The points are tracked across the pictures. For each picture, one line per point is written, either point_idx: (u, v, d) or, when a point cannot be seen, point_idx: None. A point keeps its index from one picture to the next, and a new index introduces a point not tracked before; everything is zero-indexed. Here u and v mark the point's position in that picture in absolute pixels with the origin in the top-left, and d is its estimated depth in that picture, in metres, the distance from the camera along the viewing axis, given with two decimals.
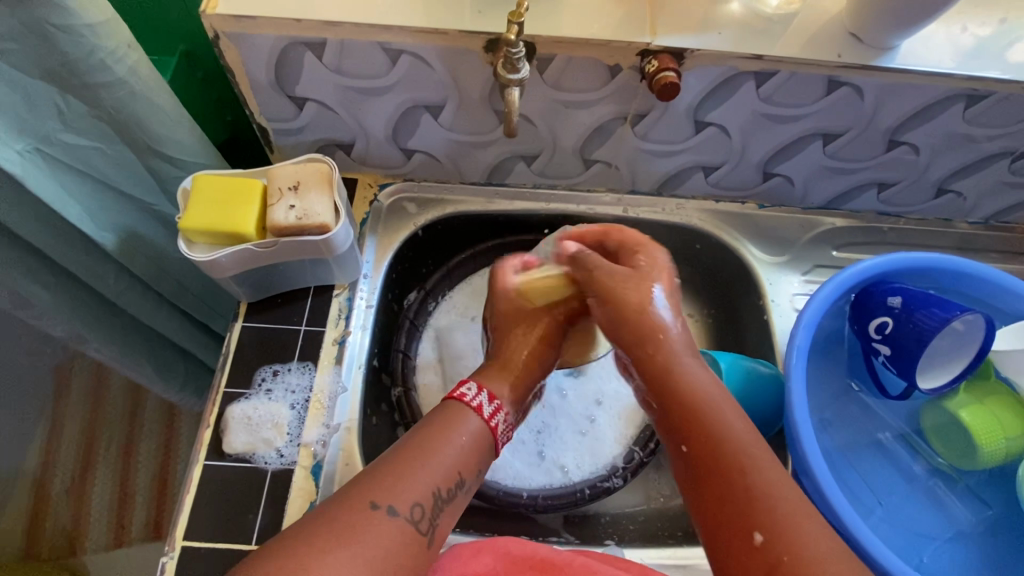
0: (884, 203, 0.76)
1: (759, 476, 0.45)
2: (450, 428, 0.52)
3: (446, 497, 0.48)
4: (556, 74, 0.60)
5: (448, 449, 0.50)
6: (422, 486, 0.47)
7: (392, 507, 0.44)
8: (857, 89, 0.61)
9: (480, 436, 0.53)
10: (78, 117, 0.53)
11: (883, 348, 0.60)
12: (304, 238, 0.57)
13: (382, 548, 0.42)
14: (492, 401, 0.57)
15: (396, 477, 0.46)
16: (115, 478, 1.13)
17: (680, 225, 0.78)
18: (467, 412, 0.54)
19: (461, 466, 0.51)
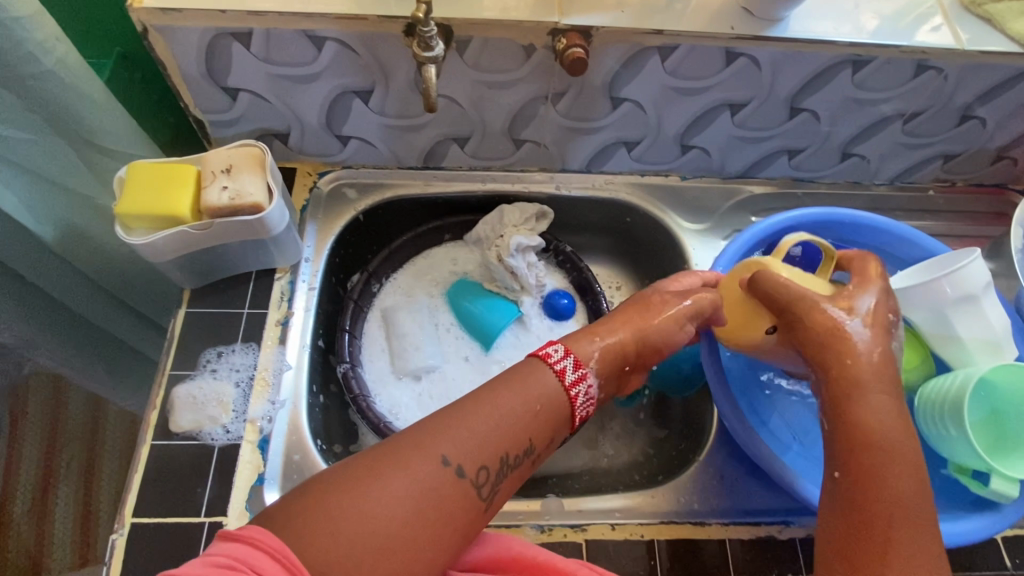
0: (797, 169, 0.82)
1: (885, 475, 0.46)
2: (529, 391, 0.50)
3: (515, 464, 0.47)
4: (475, 55, 0.64)
5: (524, 416, 0.49)
6: (498, 450, 0.47)
7: (461, 466, 0.44)
8: (753, 59, 0.66)
9: (555, 400, 0.51)
10: (8, 108, 0.54)
11: None
12: (238, 218, 0.59)
13: (443, 506, 0.43)
14: (578, 370, 0.53)
15: (474, 435, 0.46)
16: (78, 499, 1.11)
17: (610, 199, 0.82)
18: (547, 371, 0.52)
19: (534, 433, 0.49)
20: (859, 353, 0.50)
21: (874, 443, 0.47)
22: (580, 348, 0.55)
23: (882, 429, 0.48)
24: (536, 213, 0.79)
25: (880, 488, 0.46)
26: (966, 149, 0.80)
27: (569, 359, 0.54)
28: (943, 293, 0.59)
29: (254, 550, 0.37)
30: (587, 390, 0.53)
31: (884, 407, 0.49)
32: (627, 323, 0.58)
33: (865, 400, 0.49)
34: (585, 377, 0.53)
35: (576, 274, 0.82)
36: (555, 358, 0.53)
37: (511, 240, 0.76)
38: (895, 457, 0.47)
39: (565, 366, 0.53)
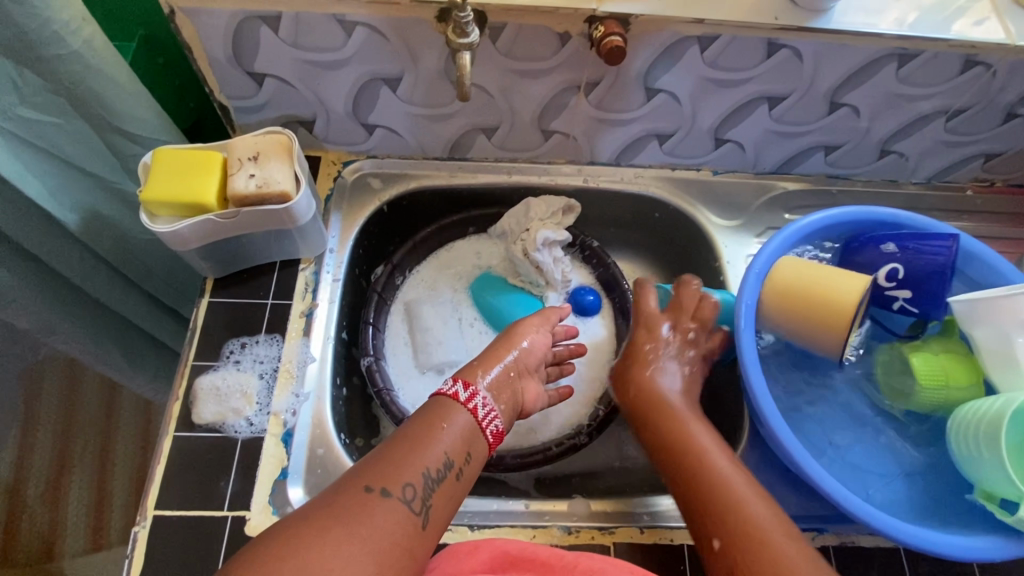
0: (832, 165, 0.80)
1: (720, 472, 0.53)
2: (437, 420, 0.52)
3: (438, 478, 0.49)
4: (509, 42, 0.62)
5: (439, 437, 0.51)
6: (417, 470, 0.48)
7: (384, 489, 0.46)
8: (796, 51, 0.63)
9: (468, 430, 0.53)
10: (34, 91, 0.53)
11: (900, 293, 0.62)
12: (265, 207, 0.58)
13: (380, 529, 0.43)
14: (469, 387, 0.56)
15: (389, 464, 0.48)
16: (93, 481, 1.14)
17: (639, 193, 0.80)
18: (459, 409, 0.54)
19: (451, 450, 0.51)
20: (651, 381, 0.62)
21: (693, 456, 0.55)
22: (471, 376, 0.58)
23: (712, 446, 0.56)
24: (564, 207, 0.76)
25: (722, 488, 0.52)
26: (1010, 148, 0.77)
27: (457, 383, 0.56)
28: (1013, 314, 0.56)
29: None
30: (485, 400, 0.56)
31: (709, 432, 0.58)
32: (494, 353, 0.61)
33: (688, 425, 0.58)
34: (477, 391, 0.56)
35: (603, 271, 0.80)
36: (446, 388, 0.56)
37: (538, 234, 0.74)
38: (724, 465, 0.54)
39: (455, 389, 0.55)
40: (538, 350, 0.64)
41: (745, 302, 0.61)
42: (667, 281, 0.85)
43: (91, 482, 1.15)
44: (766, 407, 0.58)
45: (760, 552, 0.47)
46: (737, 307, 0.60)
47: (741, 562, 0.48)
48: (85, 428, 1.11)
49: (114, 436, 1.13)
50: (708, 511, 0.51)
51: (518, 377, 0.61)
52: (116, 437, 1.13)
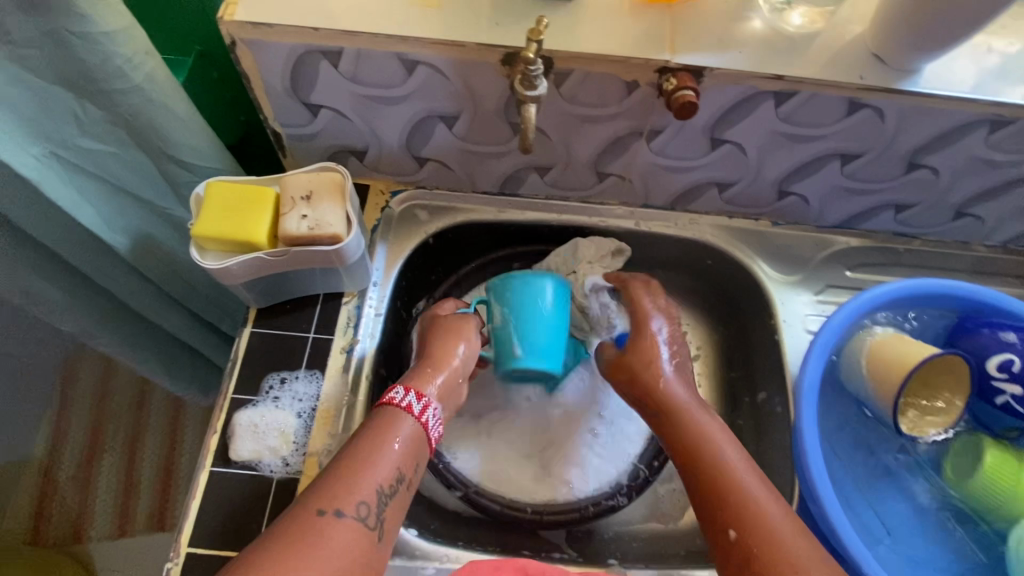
0: (901, 223, 0.75)
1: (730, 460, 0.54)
2: (388, 436, 0.52)
3: (391, 492, 0.50)
4: (573, 88, 0.59)
5: (389, 449, 0.51)
6: (367, 487, 0.49)
7: (339, 510, 0.47)
8: (878, 111, 0.60)
9: (415, 437, 0.53)
10: (94, 122, 0.52)
11: (1009, 388, 0.57)
12: (316, 247, 0.57)
13: (336, 550, 0.45)
14: (421, 398, 0.56)
15: (338, 483, 0.48)
16: (122, 467, 1.17)
17: (693, 240, 0.77)
18: (408, 422, 0.54)
19: (403, 464, 0.51)
20: (668, 381, 0.59)
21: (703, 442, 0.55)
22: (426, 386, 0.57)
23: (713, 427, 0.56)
24: (614, 251, 0.74)
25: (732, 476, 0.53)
26: None
27: (410, 394, 0.55)
28: None
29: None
30: (435, 412, 0.56)
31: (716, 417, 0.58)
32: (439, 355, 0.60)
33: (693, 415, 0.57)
34: (430, 403, 0.56)
35: None
36: (399, 400, 0.55)
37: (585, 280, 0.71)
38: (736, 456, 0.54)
39: (408, 401, 0.55)
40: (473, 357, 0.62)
41: (807, 379, 0.60)
42: (714, 330, 0.82)
43: (119, 470, 1.17)
44: (820, 487, 0.57)
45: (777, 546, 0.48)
46: (799, 384, 0.60)
47: (757, 555, 0.48)
48: (118, 415, 1.14)
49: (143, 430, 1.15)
50: (718, 499, 0.52)
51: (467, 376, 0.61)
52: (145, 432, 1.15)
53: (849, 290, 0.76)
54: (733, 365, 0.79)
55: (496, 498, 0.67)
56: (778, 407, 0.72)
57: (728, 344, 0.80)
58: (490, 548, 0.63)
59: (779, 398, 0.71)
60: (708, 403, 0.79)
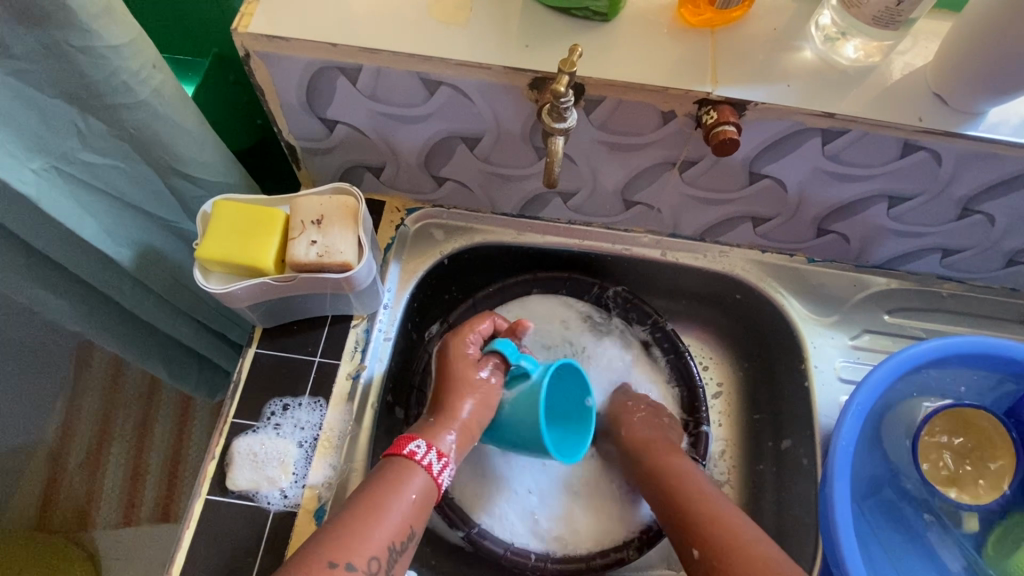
0: (947, 267, 0.70)
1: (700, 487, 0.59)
2: (403, 486, 0.51)
3: (401, 550, 0.49)
4: (604, 115, 0.56)
5: (403, 501, 0.50)
6: (379, 541, 0.48)
7: (350, 563, 0.46)
8: (935, 154, 0.55)
9: (425, 491, 0.53)
10: (97, 135, 0.50)
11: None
12: (325, 275, 0.54)
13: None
14: (442, 458, 0.54)
15: (352, 532, 0.47)
16: (129, 455, 1.14)
17: (722, 273, 0.73)
18: (419, 472, 0.52)
19: (414, 520, 0.51)
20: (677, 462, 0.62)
21: (676, 476, 0.60)
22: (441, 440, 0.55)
23: (689, 467, 0.62)
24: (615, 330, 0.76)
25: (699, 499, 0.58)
26: None
27: (433, 452, 0.54)
28: None
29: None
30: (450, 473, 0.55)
31: (686, 457, 0.63)
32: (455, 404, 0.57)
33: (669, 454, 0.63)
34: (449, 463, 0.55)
35: (674, 358, 0.73)
36: (419, 455, 0.53)
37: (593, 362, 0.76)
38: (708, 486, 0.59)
39: (428, 459, 0.53)
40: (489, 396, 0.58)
41: (842, 441, 0.56)
42: (737, 366, 0.78)
43: (127, 457, 1.14)
44: (850, 560, 0.53)
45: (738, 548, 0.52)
46: (833, 447, 0.56)
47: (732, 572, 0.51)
48: (128, 403, 1.15)
49: (153, 418, 1.15)
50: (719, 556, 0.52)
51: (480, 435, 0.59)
52: (155, 420, 1.15)
53: (887, 336, 0.71)
54: (757, 406, 0.75)
55: (501, 541, 0.63)
56: (804, 457, 0.68)
57: (752, 382, 0.76)
58: None
59: (805, 449, 0.68)
60: (728, 445, 0.75)
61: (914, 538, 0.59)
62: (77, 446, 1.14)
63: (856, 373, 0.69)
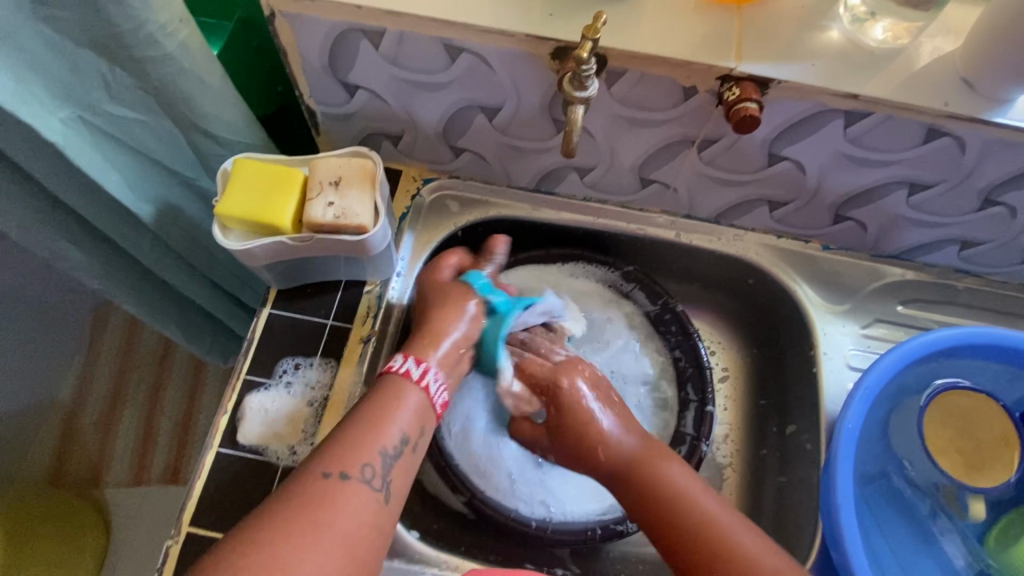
0: (965, 261, 0.69)
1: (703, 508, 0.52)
2: (393, 400, 0.52)
3: (396, 455, 0.49)
4: (624, 89, 0.55)
5: (393, 415, 0.50)
6: (372, 451, 0.48)
7: (345, 472, 0.46)
8: (959, 141, 0.54)
9: (422, 410, 0.53)
10: (124, 88, 0.51)
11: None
12: (340, 237, 0.55)
13: (351, 518, 0.44)
14: (421, 364, 0.55)
15: (344, 445, 0.48)
16: (142, 418, 1.16)
17: (736, 256, 0.73)
18: (410, 387, 0.53)
19: (404, 427, 0.51)
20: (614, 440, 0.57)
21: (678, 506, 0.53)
22: (421, 351, 0.57)
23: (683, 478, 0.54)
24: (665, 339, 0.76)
25: (706, 534, 0.51)
26: None
27: (410, 361, 0.55)
28: None
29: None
30: (436, 377, 0.55)
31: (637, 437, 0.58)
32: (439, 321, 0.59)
33: (652, 465, 0.55)
34: (430, 368, 0.55)
35: (683, 340, 0.73)
36: (398, 367, 0.54)
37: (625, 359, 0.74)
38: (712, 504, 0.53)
39: (408, 367, 0.54)
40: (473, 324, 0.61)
41: (846, 424, 0.57)
42: (746, 352, 0.78)
43: (140, 418, 1.16)
44: (846, 537, 0.54)
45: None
46: (837, 429, 0.57)
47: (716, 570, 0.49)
48: (141, 364, 1.18)
49: (167, 379, 1.18)
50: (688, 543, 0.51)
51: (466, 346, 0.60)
52: (168, 382, 1.17)
53: (898, 327, 0.71)
54: (763, 392, 0.75)
55: (503, 508, 0.64)
56: (807, 443, 0.68)
57: (760, 368, 0.76)
58: (490, 558, 0.62)
59: (809, 435, 0.68)
60: (732, 429, 0.75)
61: (917, 525, 0.60)
62: (93, 403, 1.17)
63: (865, 362, 0.69)
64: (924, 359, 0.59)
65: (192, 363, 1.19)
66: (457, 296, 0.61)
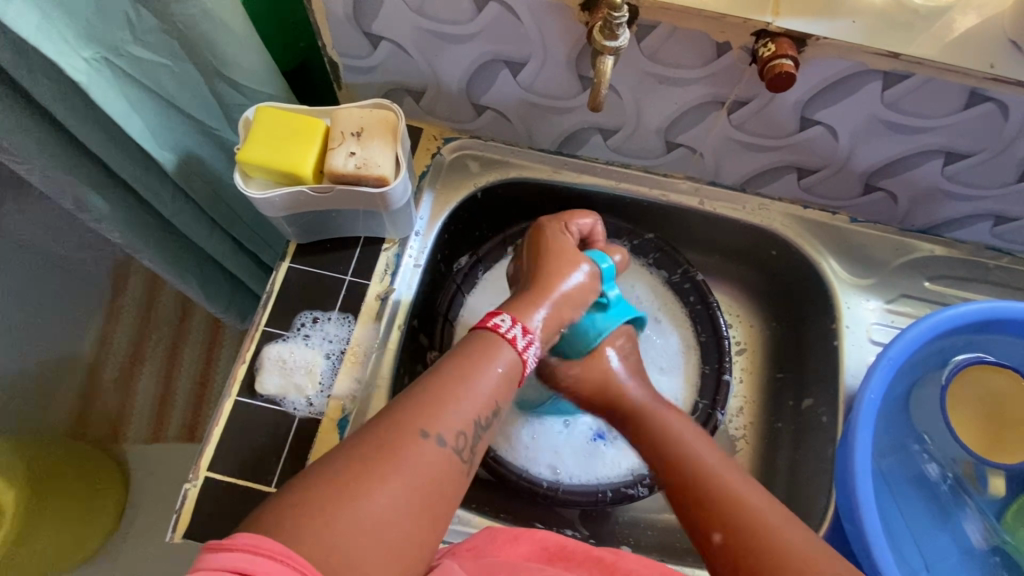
0: (996, 237, 0.67)
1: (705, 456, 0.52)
2: (490, 359, 0.48)
3: (485, 426, 0.46)
4: (655, 44, 0.54)
5: (487, 380, 0.47)
6: (467, 418, 0.45)
7: (440, 437, 0.42)
8: (1002, 106, 0.52)
9: (512, 372, 0.49)
10: (147, 29, 0.50)
11: None
12: (360, 188, 0.55)
13: (429, 474, 0.41)
14: (526, 333, 0.52)
15: (434, 402, 0.44)
16: (161, 375, 1.17)
17: (760, 226, 0.71)
18: (502, 345, 0.50)
19: (497, 393, 0.48)
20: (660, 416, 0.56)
21: (683, 452, 0.52)
22: (525, 315, 0.53)
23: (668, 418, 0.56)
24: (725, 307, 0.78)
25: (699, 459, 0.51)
26: None
27: (517, 326, 0.51)
28: None
29: (253, 557, 0.32)
30: (536, 350, 0.52)
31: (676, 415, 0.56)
32: (553, 287, 0.56)
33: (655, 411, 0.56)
34: (532, 342, 0.52)
35: (702, 308, 0.73)
36: (503, 328, 0.51)
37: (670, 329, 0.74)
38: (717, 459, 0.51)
39: (513, 331, 0.51)
40: (585, 290, 0.57)
41: (869, 394, 0.56)
42: (765, 326, 0.76)
43: (159, 377, 1.17)
44: (861, 505, 0.53)
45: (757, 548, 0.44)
46: (858, 399, 0.56)
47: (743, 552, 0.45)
48: (161, 322, 1.20)
49: (185, 338, 1.19)
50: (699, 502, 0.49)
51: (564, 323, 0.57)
52: (186, 341, 1.19)
53: (924, 303, 0.70)
54: (780, 365, 0.74)
55: (516, 468, 0.64)
56: (824, 416, 0.67)
57: (778, 342, 0.75)
58: (500, 515, 0.63)
59: (827, 408, 0.67)
60: (746, 401, 0.74)
61: (932, 497, 0.59)
62: (114, 359, 1.18)
63: (887, 336, 0.68)
64: (948, 331, 0.58)
65: (210, 323, 1.20)
66: (575, 265, 0.58)
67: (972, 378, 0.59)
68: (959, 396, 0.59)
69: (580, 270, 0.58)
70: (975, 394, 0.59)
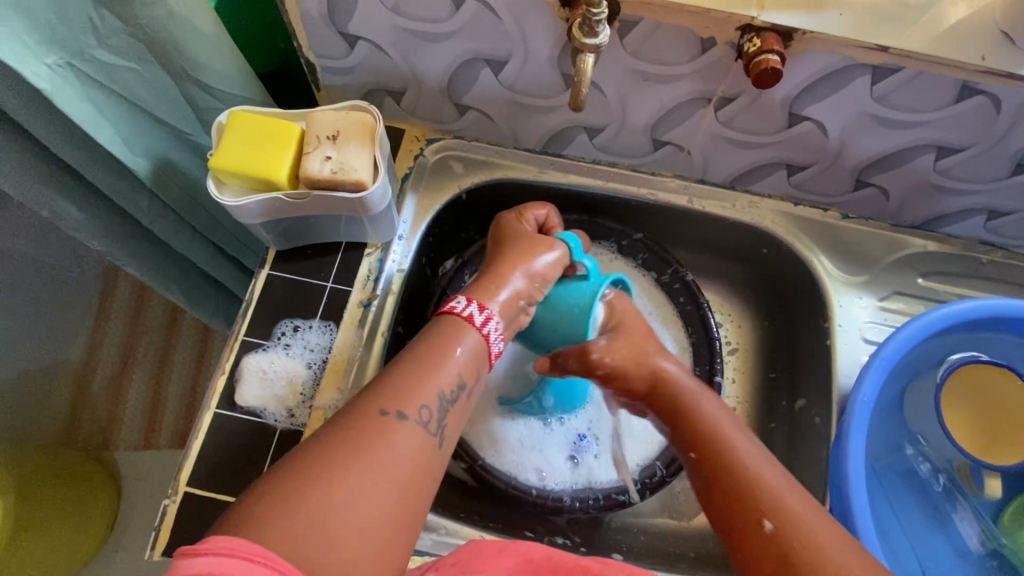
0: (990, 231, 0.66)
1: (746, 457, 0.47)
2: (451, 341, 0.47)
3: (452, 400, 0.45)
4: (638, 40, 0.52)
5: (450, 359, 0.46)
6: (429, 392, 0.44)
7: (403, 412, 0.41)
8: (994, 99, 0.51)
9: (479, 353, 0.49)
10: (113, 33, 0.49)
11: None
12: (338, 193, 0.54)
13: (399, 454, 0.39)
14: (485, 310, 0.51)
15: (401, 385, 0.43)
16: (151, 382, 1.16)
17: (751, 224, 0.70)
18: (468, 329, 0.49)
19: (464, 371, 0.47)
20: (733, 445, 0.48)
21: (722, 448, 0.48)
22: (485, 293, 0.53)
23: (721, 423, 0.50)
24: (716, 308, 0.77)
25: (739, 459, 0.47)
26: None
27: (473, 304, 0.51)
28: None
29: (230, 559, 0.30)
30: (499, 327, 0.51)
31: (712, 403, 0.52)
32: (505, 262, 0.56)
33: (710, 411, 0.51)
34: (492, 316, 0.51)
35: (693, 309, 0.72)
36: (461, 309, 0.50)
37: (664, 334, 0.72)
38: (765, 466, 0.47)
39: (470, 311, 0.50)
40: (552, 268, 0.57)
41: (861, 396, 0.55)
42: (757, 325, 0.75)
43: (148, 384, 1.16)
44: (856, 512, 0.52)
45: (813, 537, 0.41)
46: (852, 401, 0.55)
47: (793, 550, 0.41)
48: (151, 330, 1.18)
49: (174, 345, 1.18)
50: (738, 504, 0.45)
51: (531, 301, 0.56)
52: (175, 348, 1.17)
53: (917, 300, 0.69)
54: (773, 365, 0.73)
55: (505, 476, 0.64)
56: (817, 417, 0.66)
57: (771, 341, 0.74)
58: (490, 524, 0.62)
59: (820, 408, 0.66)
60: (741, 403, 0.73)
61: (927, 498, 0.59)
62: (102, 368, 1.16)
63: (880, 335, 0.67)
64: (943, 330, 0.57)
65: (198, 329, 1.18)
66: (537, 243, 0.58)
67: (970, 377, 0.57)
68: (955, 396, 0.58)
69: (551, 251, 0.58)
70: (971, 394, 0.57)
